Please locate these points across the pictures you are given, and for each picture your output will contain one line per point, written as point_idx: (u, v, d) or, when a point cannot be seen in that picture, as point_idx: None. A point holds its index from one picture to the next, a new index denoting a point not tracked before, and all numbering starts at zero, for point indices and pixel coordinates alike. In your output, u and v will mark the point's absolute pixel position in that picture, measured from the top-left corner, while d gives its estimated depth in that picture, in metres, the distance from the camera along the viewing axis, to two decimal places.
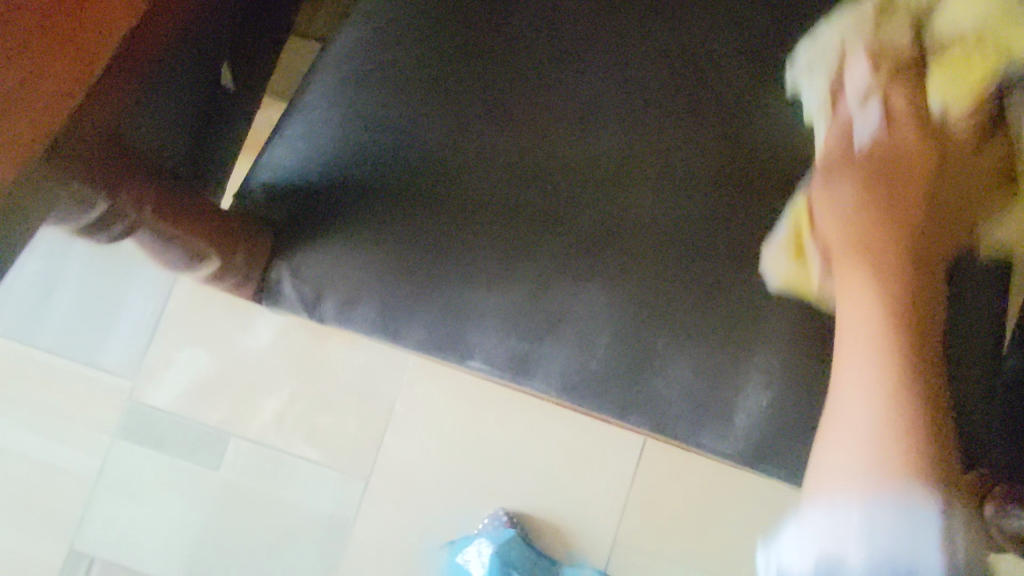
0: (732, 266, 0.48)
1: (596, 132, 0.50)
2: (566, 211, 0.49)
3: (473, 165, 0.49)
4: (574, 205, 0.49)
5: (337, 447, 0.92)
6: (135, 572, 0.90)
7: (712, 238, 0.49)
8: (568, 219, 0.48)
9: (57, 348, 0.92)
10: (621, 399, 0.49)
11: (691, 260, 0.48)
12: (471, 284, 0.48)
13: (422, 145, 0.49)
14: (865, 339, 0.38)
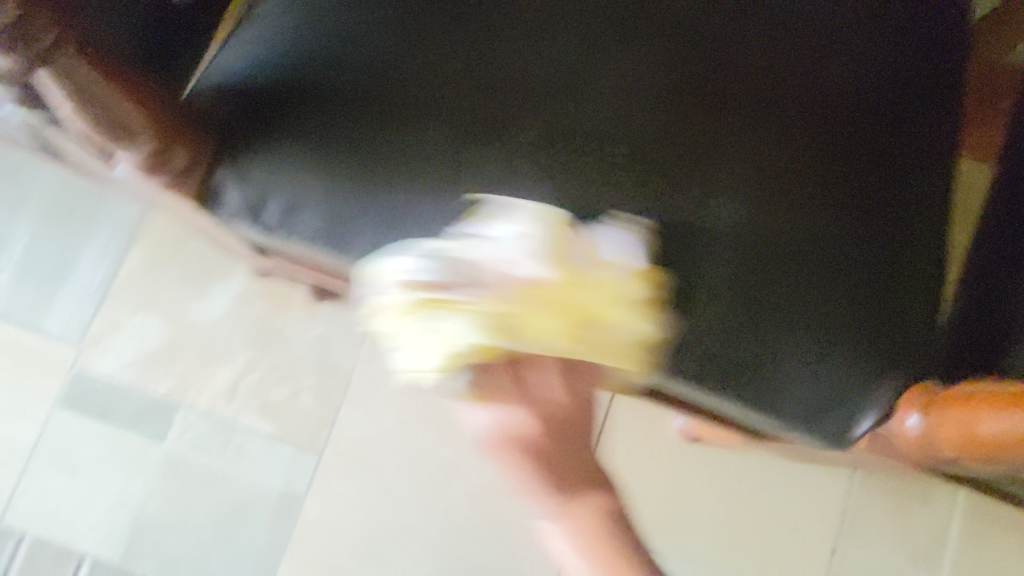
0: (669, 190, 0.52)
1: (542, 64, 0.53)
2: (515, 130, 0.51)
3: (429, 84, 0.51)
4: (523, 126, 0.51)
5: (291, 420, 0.89)
6: (69, 551, 0.85)
7: (653, 162, 0.52)
8: (516, 138, 0.51)
9: (2, 314, 0.90)
10: None
11: (632, 183, 0.52)
12: (416, 189, 0.49)
13: (381, 66, 0.50)
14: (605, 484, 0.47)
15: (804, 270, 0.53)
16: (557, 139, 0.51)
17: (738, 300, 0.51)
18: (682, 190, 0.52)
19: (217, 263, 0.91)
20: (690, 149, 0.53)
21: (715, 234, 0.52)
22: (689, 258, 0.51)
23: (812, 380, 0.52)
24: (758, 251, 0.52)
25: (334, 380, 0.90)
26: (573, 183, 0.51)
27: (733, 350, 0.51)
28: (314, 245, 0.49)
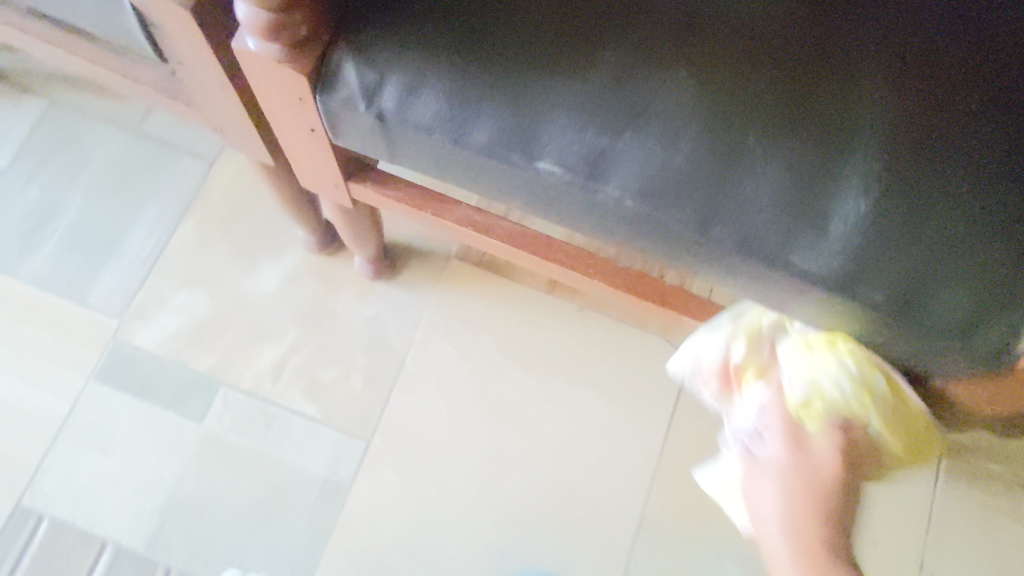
0: (829, 68, 0.44)
1: None
2: (651, 4, 0.45)
3: None
4: (661, 1, 0.46)
5: (338, 402, 0.83)
6: (90, 535, 0.78)
7: (812, 42, 0.45)
8: (652, 12, 0.45)
9: (43, 283, 0.87)
10: (705, 199, 0.43)
11: (786, 61, 0.44)
12: (545, 68, 0.44)
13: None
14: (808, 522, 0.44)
15: (991, 167, 0.43)
16: (705, 25, 0.45)
17: (911, 195, 0.42)
18: (844, 72, 0.44)
19: (271, 240, 0.89)
20: (853, 31, 0.45)
21: (881, 117, 0.43)
22: (850, 145, 0.42)
23: (962, 311, 0.42)
24: (941, 140, 0.43)
25: (386, 363, 0.85)
26: (714, 69, 0.44)
27: (903, 253, 0.42)
28: (430, 137, 0.46)
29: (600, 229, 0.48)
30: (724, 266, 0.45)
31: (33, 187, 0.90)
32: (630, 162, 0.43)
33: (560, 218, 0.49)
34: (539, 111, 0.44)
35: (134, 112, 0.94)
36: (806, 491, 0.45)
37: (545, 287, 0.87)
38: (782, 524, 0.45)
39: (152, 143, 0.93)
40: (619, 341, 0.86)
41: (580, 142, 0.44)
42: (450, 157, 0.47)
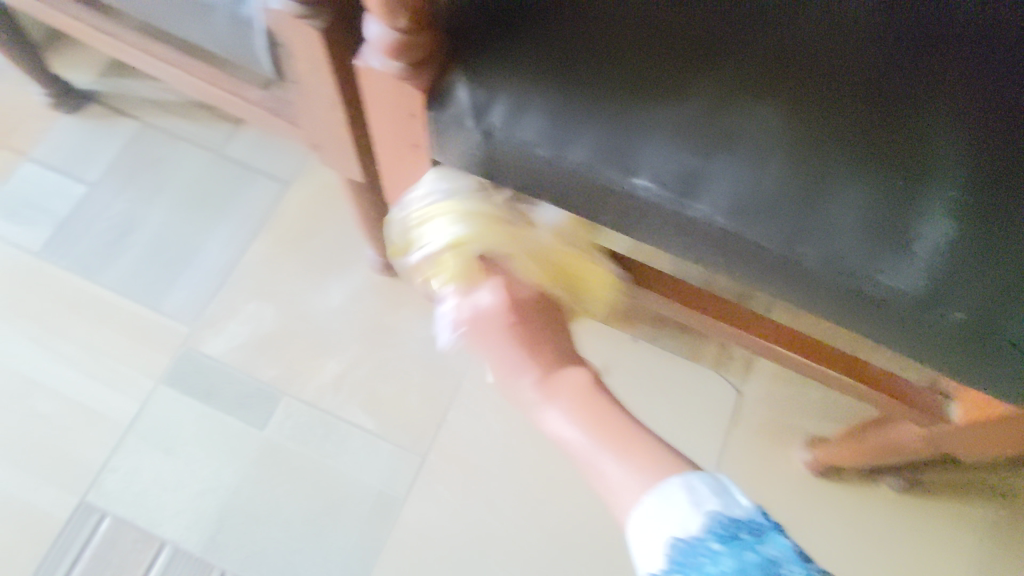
0: (907, 106, 0.47)
1: None
2: (740, 41, 0.49)
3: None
4: (751, 37, 0.49)
5: (397, 419, 0.85)
6: (150, 536, 0.80)
7: (891, 80, 0.48)
8: (741, 49, 0.48)
9: (121, 289, 0.90)
10: (792, 221, 0.46)
11: (868, 96, 0.47)
12: (642, 96, 0.47)
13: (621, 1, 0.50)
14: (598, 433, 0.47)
15: None
16: (795, 65, 0.48)
17: (986, 224, 0.45)
18: (924, 111, 0.47)
19: (339, 259, 0.92)
20: (927, 72, 0.49)
21: (956, 152, 0.46)
22: (926, 176, 0.45)
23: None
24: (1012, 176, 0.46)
25: (444, 383, 0.87)
26: (802, 103, 0.47)
27: (979, 278, 0.45)
28: (531, 153, 0.49)
29: (686, 249, 0.51)
30: (808, 287, 0.48)
31: (118, 199, 0.95)
32: (720, 183, 0.46)
33: (644, 236, 0.52)
34: (637, 133, 0.47)
35: (216, 133, 0.99)
36: (580, 406, 0.49)
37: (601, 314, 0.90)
38: (580, 426, 0.48)
39: (231, 163, 0.97)
40: (672, 373, 0.88)
41: (676, 164, 0.47)
42: (548, 173, 0.50)
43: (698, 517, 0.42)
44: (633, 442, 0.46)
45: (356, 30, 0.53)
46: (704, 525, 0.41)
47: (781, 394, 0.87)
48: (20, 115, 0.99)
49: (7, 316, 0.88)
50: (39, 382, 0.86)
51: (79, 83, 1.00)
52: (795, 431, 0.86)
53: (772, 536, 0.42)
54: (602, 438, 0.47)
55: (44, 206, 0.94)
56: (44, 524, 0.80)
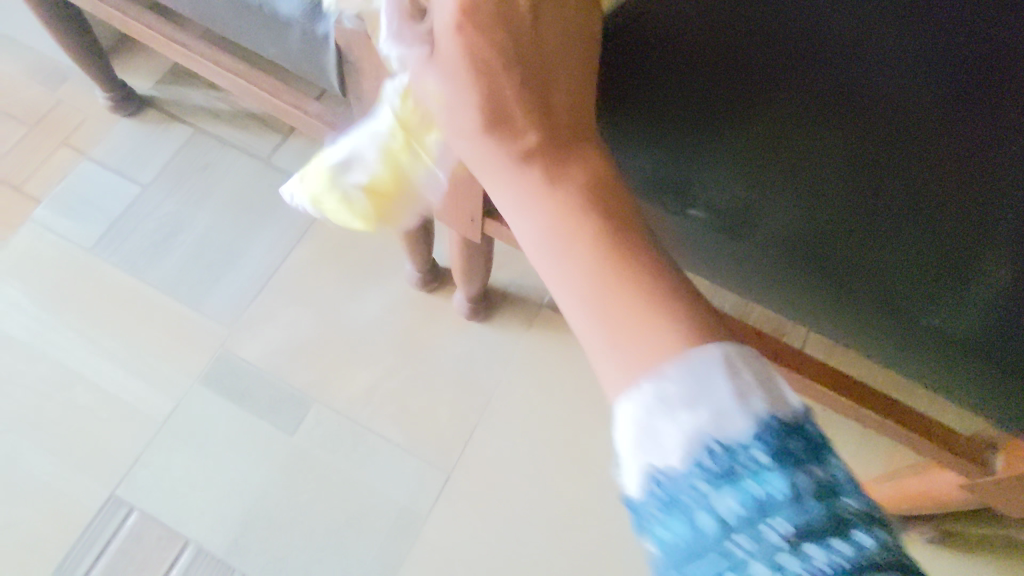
0: (969, 150, 0.47)
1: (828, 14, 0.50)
2: (801, 75, 0.49)
3: (716, 26, 0.49)
4: (812, 72, 0.49)
5: (425, 433, 0.86)
6: (175, 533, 0.81)
7: (955, 122, 0.47)
8: (803, 83, 0.48)
9: (165, 288, 0.93)
10: (847, 261, 0.46)
11: (928, 137, 0.47)
12: (702, 125, 0.47)
13: (682, 28, 0.49)
14: (590, 297, 0.31)
15: None
16: (857, 106, 0.48)
17: None
18: (986, 156, 0.47)
19: (376, 271, 0.94)
20: (996, 114, 0.48)
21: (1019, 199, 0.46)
22: (982, 222, 0.46)
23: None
24: None
25: (474, 400, 0.87)
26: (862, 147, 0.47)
27: None
28: None
29: (737, 270, 0.53)
30: (857, 319, 0.49)
31: (168, 201, 0.98)
32: (773, 217, 0.47)
33: (697, 256, 0.54)
34: (693, 165, 0.48)
35: (265, 143, 1.02)
36: (583, 264, 0.31)
37: None
38: (582, 283, 0.31)
39: (278, 172, 1.00)
40: None
41: (731, 198, 0.47)
42: None
43: (725, 432, 0.27)
44: (653, 317, 0.29)
45: None
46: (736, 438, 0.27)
47: (813, 433, 0.86)
48: (82, 117, 1.03)
49: (55, 309, 0.91)
50: (80, 374, 0.88)
51: (139, 89, 1.04)
52: None
53: (826, 458, 0.27)
54: (606, 307, 0.30)
55: (98, 204, 0.97)
56: (74, 515, 0.81)
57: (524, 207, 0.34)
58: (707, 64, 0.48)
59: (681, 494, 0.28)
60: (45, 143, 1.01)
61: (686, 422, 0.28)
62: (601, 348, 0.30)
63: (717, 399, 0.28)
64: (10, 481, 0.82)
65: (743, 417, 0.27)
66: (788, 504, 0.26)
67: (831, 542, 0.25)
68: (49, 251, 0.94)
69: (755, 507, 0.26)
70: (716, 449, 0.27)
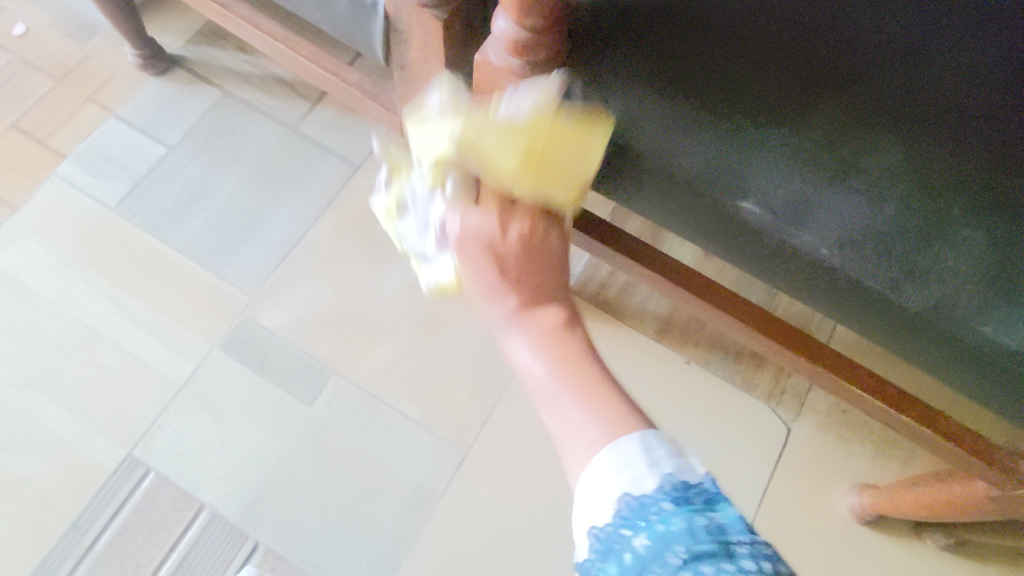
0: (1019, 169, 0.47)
1: (890, 17, 0.50)
2: (859, 80, 0.48)
3: (774, 27, 0.49)
4: (868, 77, 0.48)
5: (442, 412, 0.85)
6: (189, 496, 0.81)
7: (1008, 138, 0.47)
8: (859, 87, 0.48)
9: (188, 252, 0.92)
10: (902, 264, 0.46)
11: (978, 154, 0.47)
12: (759, 119, 0.47)
13: (740, 27, 0.49)
14: (558, 371, 0.40)
15: None
16: (915, 109, 0.48)
17: None
18: None
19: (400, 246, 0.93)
20: None
21: None
22: None
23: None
24: None
25: (493, 381, 0.87)
26: (924, 147, 0.47)
27: None
28: (636, 159, 0.49)
29: (780, 274, 0.52)
30: (901, 328, 0.49)
31: (193, 164, 0.97)
32: (822, 218, 0.46)
33: (739, 256, 0.53)
34: (750, 154, 0.47)
35: (293, 110, 1.00)
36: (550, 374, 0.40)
37: (655, 332, 0.89)
38: (561, 381, 0.39)
39: (305, 140, 0.98)
40: (723, 401, 0.87)
41: (788, 193, 0.46)
42: (655, 184, 0.50)
43: (648, 475, 0.35)
44: (610, 391, 0.39)
45: (471, 21, 0.54)
46: (659, 484, 0.35)
47: (833, 435, 0.86)
48: (109, 73, 1.02)
49: (76, 265, 0.90)
50: (99, 332, 0.87)
51: (168, 47, 1.02)
52: (844, 474, 0.84)
53: (725, 510, 0.34)
54: (574, 394, 0.39)
55: (123, 163, 0.96)
56: (89, 472, 0.81)
57: (513, 327, 0.42)
58: (773, 53, 0.49)
59: (614, 543, 0.34)
60: (72, 97, 1.00)
61: (619, 479, 0.35)
62: (574, 429, 0.38)
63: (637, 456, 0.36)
64: (27, 436, 0.82)
65: (654, 476, 0.35)
66: (690, 533, 0.32)
67: (728, 566, 0.31)
68: (73, 208, 0.94)
69: (667, 534, 0.33)
70: (635, 502, 0.34)
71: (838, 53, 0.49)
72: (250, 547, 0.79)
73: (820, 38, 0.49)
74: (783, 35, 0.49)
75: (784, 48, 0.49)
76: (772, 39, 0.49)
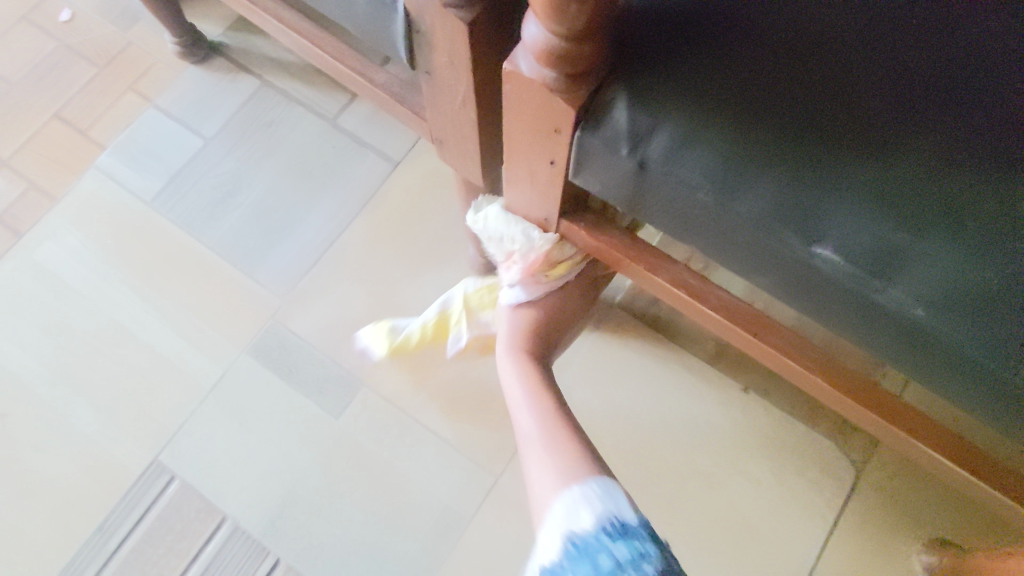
0: None
1: (998, 31, 0.41)
2: (964, 105, 0.39)
3: (858, 37, 0.41)
4: (976, 102, 0.39)
5: (474, 433, 0.80)
6: (212, 506, 0.79)
7: None
8: (965, 111, 0.39)
9: (220, 251, 0.89)
10: (1015, 333, 0.37)
11: None
12: (840, 148, 0.38)
13: (817, 36, 0.41)
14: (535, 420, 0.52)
15: None
16: None
17: None
18: None
19: (437, 251, 0.87)
20: None
21: None
22: None
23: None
24: None
25: None
26: None
27: None
28: (689, 192, 0.41)
29: (857, 328, 0.44)
30: (1002, 404, 0.41)
31: (229, 158, 0.94)
32: (918, 274, 0.38)
33: (807, 305, 0.44)
34: (832, 192, 0.38)
35: (332, 102, 0.95)
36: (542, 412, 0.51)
37: (708, 356, 0.82)
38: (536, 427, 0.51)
39: (342, 135, 0.94)
40: (784, 435, 0.78)
41: (876, 241, 0.38)
42: (710, 221, 0.42)
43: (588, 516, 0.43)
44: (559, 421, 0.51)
45: (506, 20, 0.47)
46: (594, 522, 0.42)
47: (907, 483, 0.76)
48: (150, 61, 0.99)
49: (111, 262, 0.89)
50: (131, 332, 0.86)
51: (209, 35, 0.99)
52: (919, 529, 0.75)
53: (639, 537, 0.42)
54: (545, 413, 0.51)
55: (160, 156, 0.94)
56: (116, 475, 0.80)
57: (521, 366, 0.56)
58: (865, 70, 0.40)
59: None
60: (112, 86, 0.98)
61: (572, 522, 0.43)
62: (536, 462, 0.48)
63: (577, 506, 0.43)
64: (58, 435, 0.82)
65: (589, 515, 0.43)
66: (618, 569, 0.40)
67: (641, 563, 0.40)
68: (110, 202, 0.92)
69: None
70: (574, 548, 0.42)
71: (945, 74, 0.40)
72: (270, 564, 0.76)
73: (918, 53, 0.40)
74: (875, 47, 0.40)
75: (880, 64, 0.40)
76: (859, 53, 0.40)
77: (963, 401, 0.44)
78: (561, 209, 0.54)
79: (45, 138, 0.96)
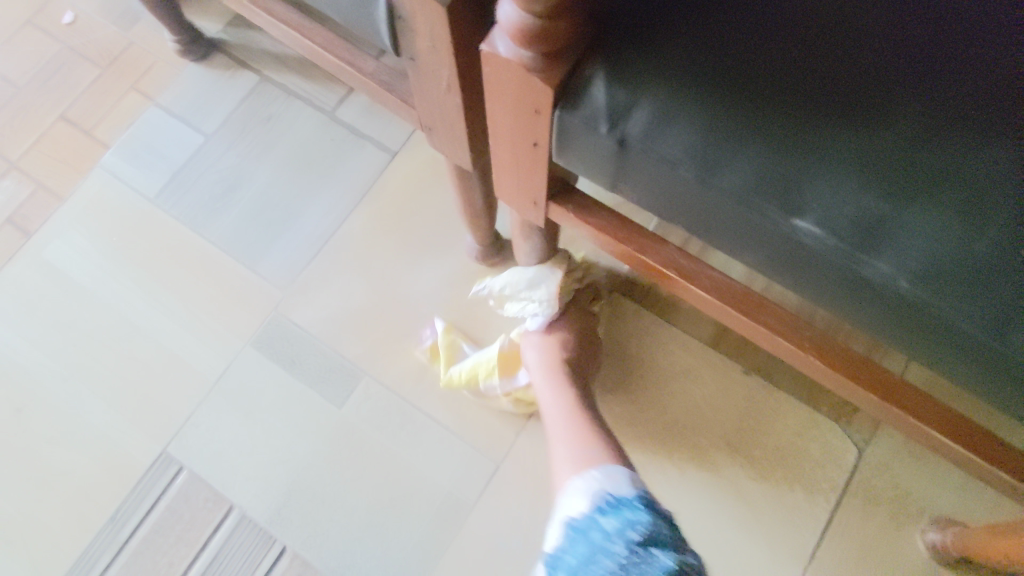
0: None
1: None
2: (943, 71, 0.39)
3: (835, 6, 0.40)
4: (954, 68, 0.39)
5: (474, 420, 0.81)
6: (220, 496, 0.80)
7: None
8: (944, 78, 0.38)
9: (223, 245, 0.90)
10: (998, 300, 0.37)
11: None
12: (820, 118, 0.38)
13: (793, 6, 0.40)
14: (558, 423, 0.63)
15: None
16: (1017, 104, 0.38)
17: None
18: None
19: (436, 240, 0.88)
20: None
21: None
22: None
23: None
24: None
25: None
26: None
27: None
28: (670, 167, 0.41)
29: (842, 301, 0.43)
30: (990, 372, 0.41)
31: (230, 154, 0.94)
32: (901, 244, 0.37)
33: (793, 279, 0.44)
34: (812, 163, 0.38)
35: (329, 95, 0.96)
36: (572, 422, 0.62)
37: (709, 338, 0.81)
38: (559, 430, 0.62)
39: (341, 128, 0.94)
40: (786, 415, 0.78)
41: (858, 211, 0.37)
42: (692, 195, 0.42)
43: (587, 498, 0.52)
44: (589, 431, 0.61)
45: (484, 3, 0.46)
46: (591, 502, 0.51)
47: (913, 462, 0.76)
48: (151, 60, 1.00)
49: (118, 259, 0.90)
50: (138, 327, 0.87)
51: (207, 32, 0.99)
52: (925, 508, 0.74)
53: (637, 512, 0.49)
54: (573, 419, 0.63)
55: (163, 153, 0.95)
56: (126, 467, 0.82)
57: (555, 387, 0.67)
58: (847, 38, 0.39)
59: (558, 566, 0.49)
60: (115, 86, 0.99)
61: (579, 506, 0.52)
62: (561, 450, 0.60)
63: (594, 493, 0.52)
64: (70, 429, 0.84)
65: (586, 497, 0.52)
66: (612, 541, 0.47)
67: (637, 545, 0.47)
68: (115, 200, 0.94)
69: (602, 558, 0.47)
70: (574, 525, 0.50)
71: (924, 39, 0.39)
72: (277, 551, 0.78)
73: (896, 19, 0.40)
74: (853, 16, 0.40)
75: (858, 31, 0.39)
76: (837, 22, 0.40)
77: (952, 373, 0.44)
78: (549, 190, 0.54)
79: (51, 139, 0.98)
